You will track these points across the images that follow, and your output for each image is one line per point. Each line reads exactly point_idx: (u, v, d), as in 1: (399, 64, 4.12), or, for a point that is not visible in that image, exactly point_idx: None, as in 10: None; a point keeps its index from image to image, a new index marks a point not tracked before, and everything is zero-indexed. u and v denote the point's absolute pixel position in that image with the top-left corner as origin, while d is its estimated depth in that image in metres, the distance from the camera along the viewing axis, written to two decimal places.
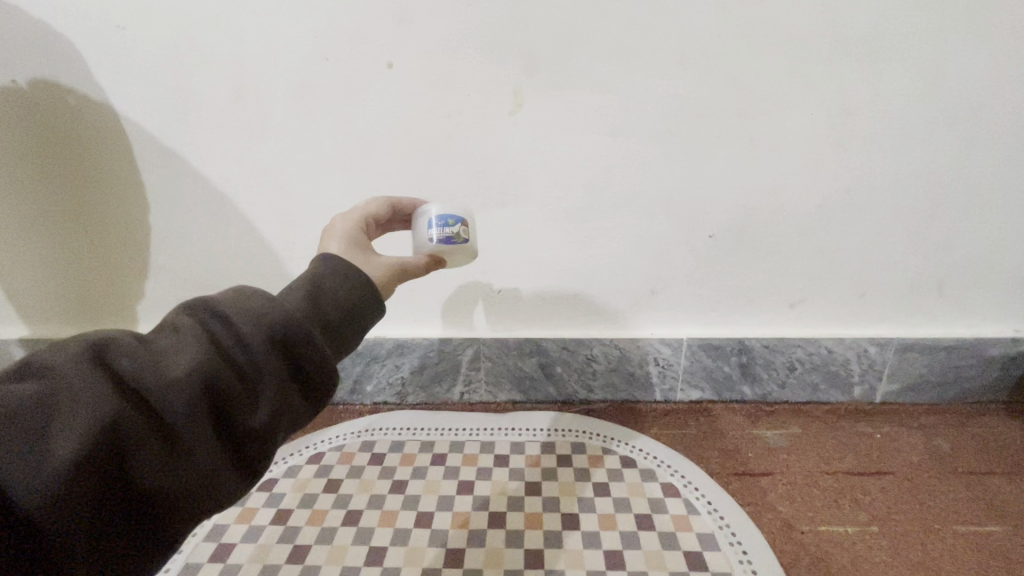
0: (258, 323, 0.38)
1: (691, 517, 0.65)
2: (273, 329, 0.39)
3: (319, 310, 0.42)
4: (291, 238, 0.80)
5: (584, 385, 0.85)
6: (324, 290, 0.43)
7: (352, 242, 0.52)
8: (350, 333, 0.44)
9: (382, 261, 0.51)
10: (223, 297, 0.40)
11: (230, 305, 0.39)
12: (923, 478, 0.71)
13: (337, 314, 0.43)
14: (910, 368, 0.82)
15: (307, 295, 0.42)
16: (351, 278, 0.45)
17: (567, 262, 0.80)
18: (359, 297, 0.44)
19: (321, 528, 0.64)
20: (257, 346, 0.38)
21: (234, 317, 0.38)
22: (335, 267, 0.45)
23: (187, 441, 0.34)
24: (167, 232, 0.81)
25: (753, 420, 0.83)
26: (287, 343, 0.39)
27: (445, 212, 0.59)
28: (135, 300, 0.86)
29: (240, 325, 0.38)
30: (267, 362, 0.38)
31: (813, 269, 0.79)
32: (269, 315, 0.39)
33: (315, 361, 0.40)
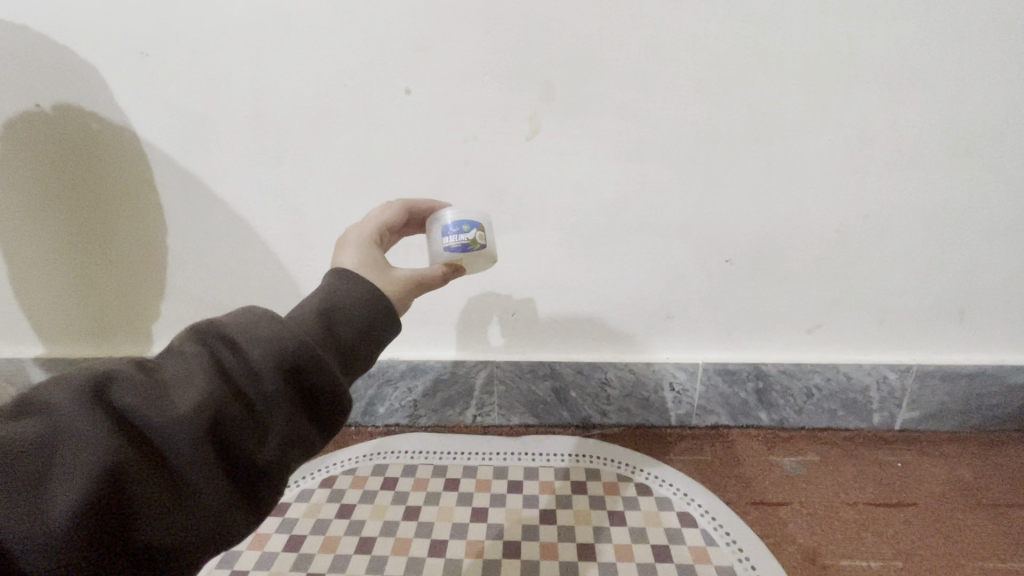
0: (268, 351, 0.39)
1: (709, 548, 0.64)
2: (284, 354, 0.39)
3: (331, 335, 0.43)
4: (307, 260, 0.81)
5: (598, 409, 0.85)
6: (336, 314, 0.44)
7: (369, 260, 0.52)
8: (360, 355, 0.44)
9: (398, 274, 0.52)
10: (231, 324, 0.40)
11: (238, 333, 0.39)
12: (947, 510, 0.70)
13: (348, 339, 0.43)
14: (930, 395, 0.81)
15: (319, 319, 0.43)
16: (363, 301, 0.45)
17: (582, 286, 0.80)
18: (371, 319, 0.45)
19: (335, 555, 0.64)
20: (267, 375, 0.38)
21: (243, 344, 0.39)
22: (351, 292, 0.46)
23: (195, 473, 0.34)
24: (184, 254, 0.82)
25: (770, 447, 0.81)
26: (298, 371, 0.39)
27: (461, 218, 0.59)
28: (151, 320, 0.87)
29: (251, 353, 0.39)
30: (276, 391, 0.38)
31: (830, 294, 0.78)
32: (280, 342, 0.39)
33: (325, 388, 0.40)
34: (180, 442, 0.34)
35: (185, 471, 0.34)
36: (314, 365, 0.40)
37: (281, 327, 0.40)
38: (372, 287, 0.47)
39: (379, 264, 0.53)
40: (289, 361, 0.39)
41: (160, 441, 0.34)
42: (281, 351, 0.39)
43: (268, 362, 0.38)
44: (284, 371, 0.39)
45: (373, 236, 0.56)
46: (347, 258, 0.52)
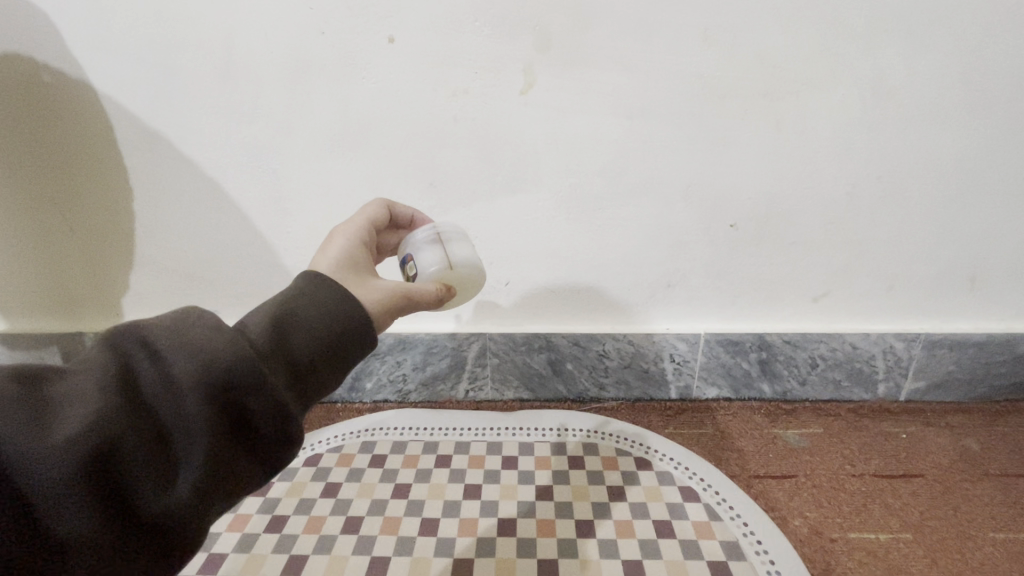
0: (192, 367, 0.35)
1: (713, 523, 0.61)
2: (215, 370, 0.35)
3: (282, 348, 0.40)
4: (286, 227, 0.76)
5: (595, 383, 0.81)
6: (293, 322, 0.41)
7: (350, 265, 0.49)
8: (319, 372, 0.41)
9: (383, 287, 0.47)
10: (157, 331, 0.36)
11: (162, 342, 0.36)
12: (955, 482, 0.68)
13: (303, 353, 0.40)
14: (937, 365, 0.78)
15: (272, 328, 0.40)
16: (329, 309, 0.42)
17: (581, 253, 0.75)
18: (334, 330, 0.42)
19: (320, 536, 0.60)
20: (187, 394, 0.35)
21: (164, 357, 0.35)
22: (317, 295, 0.43)
23: (78, 510, 0.31)
24: (153, 222, 0.76)
25: (772, 420, 0.79)
26: (228, 391, 0.36)
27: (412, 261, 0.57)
28: (120, 292, 0.81)
29: (172, 367, 0.35)
30: (197, 415, 0.35)
31: (839, 260, 0.74)
32: (210, 355, 0.36)
33: (262, 411, 0.37)
34: (58, 478, 0.30)
35: (64, 512, 0.30)
36: (249, 384, 0.36)
37: (215, 337, 0.37)
38: (344, 293, 0.44)
39: (361, 271, 0.49)
40: (219, 379, 0.35)
41: (37, 474, 0.30)
42: (210, 366, 0.35)
43: (189, 379, 0.35)
44: (210, 391, 0.35)
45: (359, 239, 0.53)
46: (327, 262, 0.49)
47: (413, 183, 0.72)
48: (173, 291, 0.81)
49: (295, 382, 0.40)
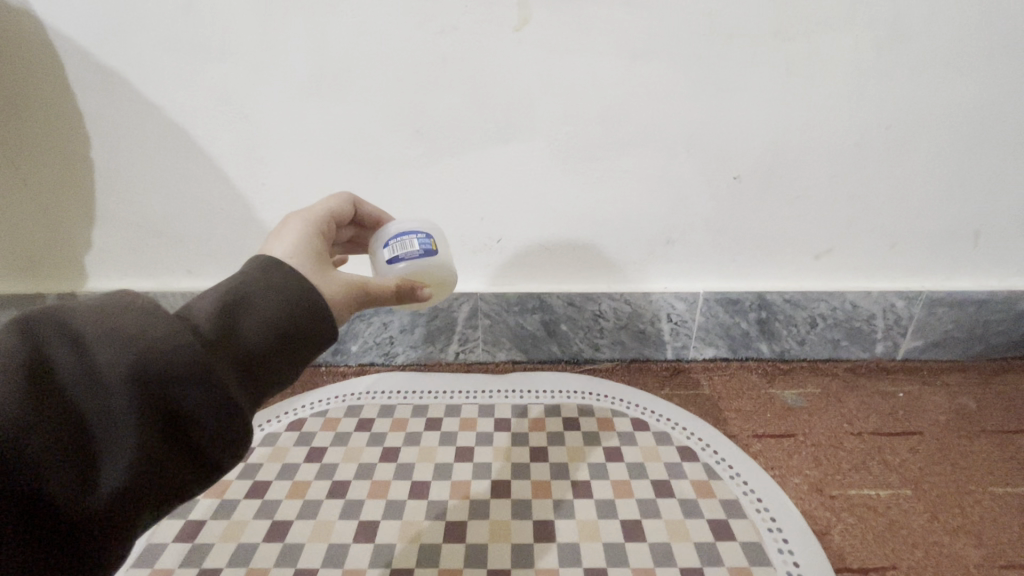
0: (121, 357, 0.32)
1: (713, 483, 0.59)
2: (148, 361, 0.32)
3: (230, 338, 0.37)
4: (259, 179, 0.70)
5: (590, 343, 0.79)
6: (243, 309, 0.38)
7: (309, 252, 0.45)
8: (270, 365, 0.38)
9: (344, 277, 0.44)
10: (83, 317, 0.33)
11: (89, 330, 0.32)
12: (953, 438, 0.67)
13: (253, 343, 0.37)
14: (936, 323, 0.77)
15: (218, 316, 0.37)
16: (281, 294, 0.39)
17: (577, 207, 0.71)
18: (289, 318, 0.39)
19: (304, 501, 0.58)
20: (115, 386, 0.31)
21: (90, 345, 0.32)
22: (268, 280, 0.40)
23: None
24: (114, 173, 0.70)
25: (769, 379, 0.77)
26: (164, 384, 0.33)
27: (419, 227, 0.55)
28: (81, 251, 0.75)
29: (98, 357, 0.32)
30: (126, 410, 0.31)
31: (843, 215, 0.72)
32: (143, 345, 0.33)
33: (202, 407, 0.33)
34: None
35: None
36: (188, 377, 0.33)
37: (152, 326, 0.34)
38: (299, 281, 0.40)
39: (321, 260, 0.45)
40: (153, 371, 0.32)
41: None
42: (144, 357, 0.32)
43: (119, 371, 0.32)
44: (142, 384, 0.32)
45: (317, 226, 0.48)
46: (281, 246, 0.44)
47: (398, 131, 0.67)
48: (138, 249, 0.75)
49: (245, 376, 0.36)
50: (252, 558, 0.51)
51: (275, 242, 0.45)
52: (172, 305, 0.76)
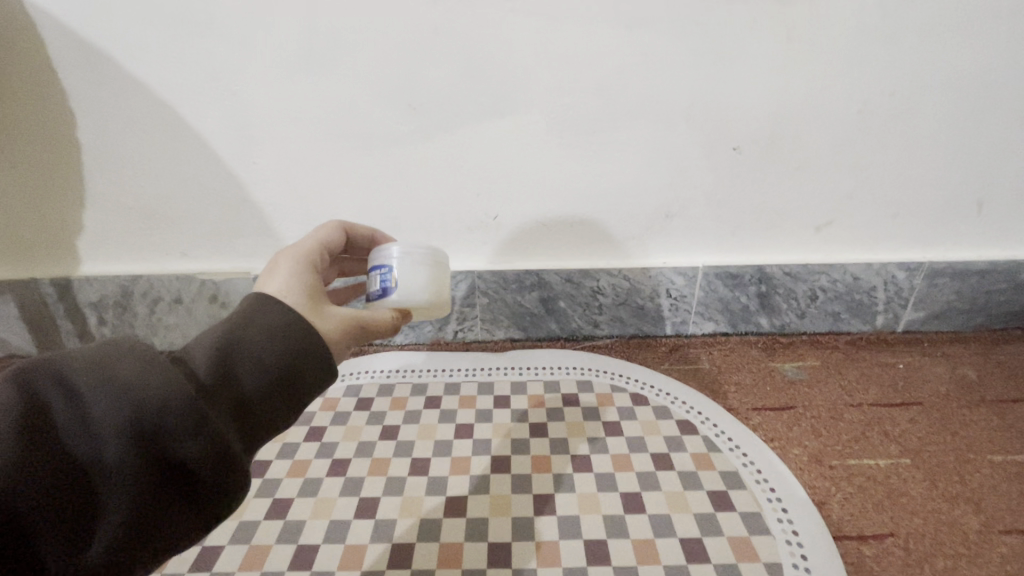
0: (117, 409, 0.31)
1: (712, 455, 0.59)
2: (146, 412, 0.32)
3: (227, 383, 0.36)
4: (250, 157, 0.68)
5: (589, 321, 0.78)
6: (239, 352, 0.38)
7: (303, 288, 0.44)
8: (267, 409, 0.37)
9: (340, 315, 0.44)
10: (78, 366, 0.33)
11: (84, 380, 0.32)
12: (953, 408, 0.67)
13: (250, 388, 0.37)
14: (937, 294, 0.77)
15: (215, 361, 0.36)
16: (279, 337, 0.39)
17: (574, 182, 0.70)
18: (287, 361, 0.38)
19: (304, 479, 0.58)
20: (110, 439, 0.31)
21: (85, 396, 0.32)
22: (265, 321, 0.39)
23: None
24: (103, 153, 0.69)
25: (769, 353, 0.77)
26: (159, 435, 0.32)
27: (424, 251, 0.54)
28: (73, 235, 0.74)
29: (94, 409, 0.31)
30: (122, 464, 0.31)
31: (845, 185, 0.71)
32: (138, 396, 0.32)
33: (198, 458, 0.33)
34: None
35: None
36: (183, 427, 0.32)
37: (148, 375, 0.33)
38: (297, 321, 0.40)
39: (315, 296, 0.45)
40: (148, 422, 0.32)
41: None
42: (139, 408, 0.32)
43: (114, 423, 0.31)
44: (137, 438, 0.31)
45: (308, 259, 0.47)
46: (275, 283, 0.44)
47: (390, 106, 0.65)
48: (130, 232, 0.74)
49: (241, 423, 0.36)
50: (254, 535, 0.51)
51: (267, 279, 0.44)
52: (168, 288, 0.76)
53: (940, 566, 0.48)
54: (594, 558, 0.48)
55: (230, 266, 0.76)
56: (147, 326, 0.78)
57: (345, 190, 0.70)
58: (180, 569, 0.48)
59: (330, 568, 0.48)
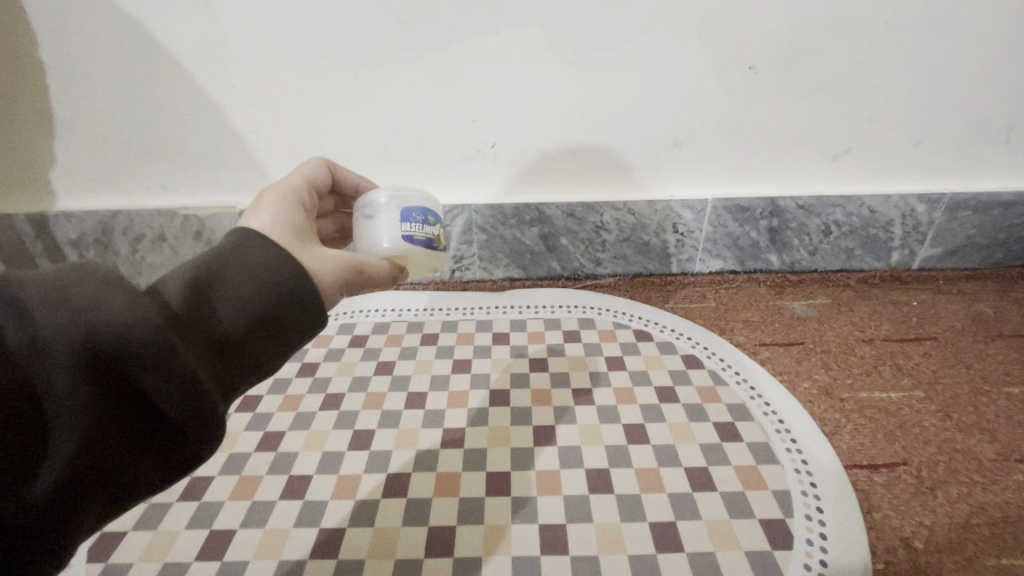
0: (73, 333, 0.26)
1: (718, 388, 0.57)
2: (110, 340, 0.26)
3: (204, 316, 0.31)
4: (228, 80, 0.63)
5: (591, 259, 0.75)
6: (218, 284, 0.33)
7: (291, 227, 0.39)
8: (247, 352, 0.33)
9: (334, 257, 0.39)
10: (27, 280, 0.26)
11: (35, 297, 0.26)
12: (968, 342, 0.64)
13: (230, 325, 0.32)
14: (957, 229, 0.73)
15: (189, 291, 0.31)
16: (264, 275, 0.34)
17: (576, 106, 0.65)
18: (272, 298, 0.34)
19: (296, 413, 0.56)
20: (63, 367, 0.25)
21: (34, 313, 0.26)
22: (247, 258, 0.34)
23: None
24: (68, 75, 0.63)
25: (778, 291, 0.74)
26: (124, 368, 0.27)
27: (426, 206, 0.49)
28: (45, 168, 0.69)
29: (43, 330, 0.25)
30: (76, 397, 0.25)
31: (867, 109, 0.66)
32: (98, 321, 0.26)
33: (168, 398, 0.28)
34: None
35: None
36: (152, 363, 0.27)
37: (113, 298, 0.28)
38: (285, 258, 0.35)
39: (305, 237, 0.40)
40: (111, 352, 0.27)
41: None
42: (100, 334, 0.26)
43: (69, 349, 0.25)
44: (98, 369, 0.26)
45: (295, 194, 0.43)
46: (258, 215, 0.39)
47: (377, 19, 0.60)
48: (105, 164, 0.69)
49: (218, 364, 0.31)
50: (245, 466, 0.50)
51: (252, 216, 0.39)
52: (150, 225, 0.72)
53: (953, 493, 0.46)
54: (596, 487, 0.47)
55: (214, 200, 0.72)
56: (130, 266, 0.75)
57: (332, 116, 0.66)
58: (169, 499, 0.47)
59: (323, 498, 0.46)
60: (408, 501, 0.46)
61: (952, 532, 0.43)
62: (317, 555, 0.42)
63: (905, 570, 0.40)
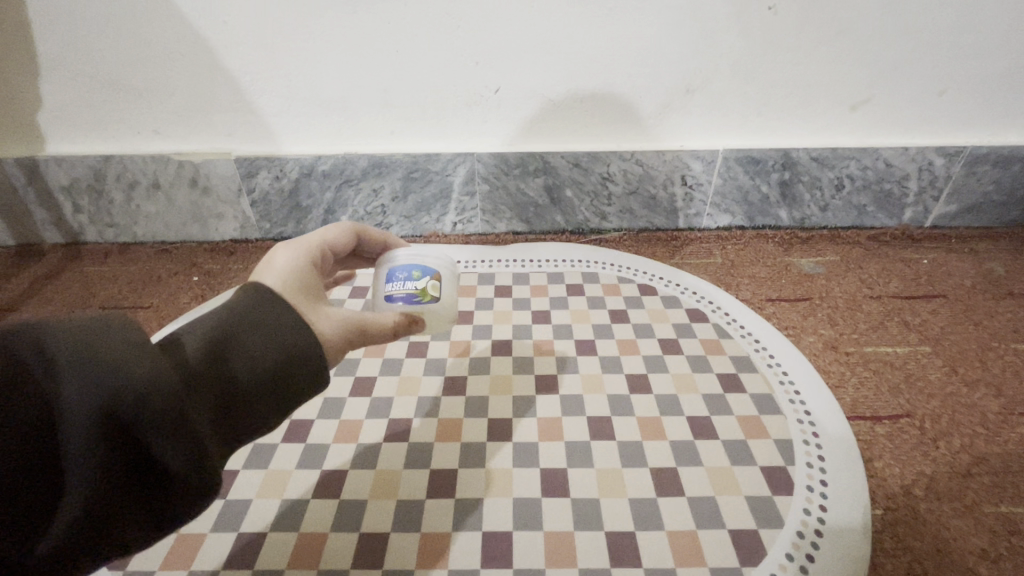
0: (93, 396, 0.24)
1: (723, 341, 0.57)
2: (127, 406, 0.25)
3: (220, 374, 0.29)
4: (218, 15, 0.60)
5: (596, 212, 0.74)
6: (239, 340, 0.30)
7: (301, 284, 0.36)
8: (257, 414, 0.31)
9: (340, 317, 0.37)
10: (59, 333, 0.25)
11: (64, 354, 0.24)
12: (978, 299, 0.63)
13: (246, 386, 0.30)
14: (974, 185, 0.71)
15: (208, 348, 0.29)
16: (281, 338, 0.32)
17: (585, 48, 0.62)
18: (289, 363, 0.31)
19: None
20: (80, 430, 0.24)
21: (59, 369, 0.24)
22: (267, 317, 0.32)
23: None
24: (51, 8, 0.60)
25: (786, 248, 0.72)
26: (138, 438, 0.25)
27: (413, 261, 0.45)
28: (33, 110, 0.67)
29: (64, 388, 0.24)
30: (86, 463, 0.24)
31: (891, 56, 0.63)
32: (117, 383, 0.25)
33: (176, 471, 0.26)
34: None
35: None
36: (166, 433, 0.25)
37: (138, 357, 0.26)
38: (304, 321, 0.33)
39: (314, 293, 0.37)
40: (126, 417, 0.25)
41: None
42: (117, 397, 0.24)
43: (89, 413, 0.24)
44: (113, 434, 0.25)
45: (311, 258, 0.39)
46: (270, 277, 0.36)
47: None
48: (95, 106, 0.67)
49: (228, 426, 0.30)
50: None
51: (263, 272, 0.36)
52: (143, 171, 0.70)
53: (955, 443, 0.46)
54: (598, 433, 0.47)
55: (209, 147, 0.70)
56: (126, 214, 0.73)
57: (329, 56, 0.63)
58: None
59: (325, 442, 0.47)
60: (410, 445, 0.46)
61: (952, 481, 0.43)
62: (321, 494, 0.42)
63: (904, 516, 0.41)
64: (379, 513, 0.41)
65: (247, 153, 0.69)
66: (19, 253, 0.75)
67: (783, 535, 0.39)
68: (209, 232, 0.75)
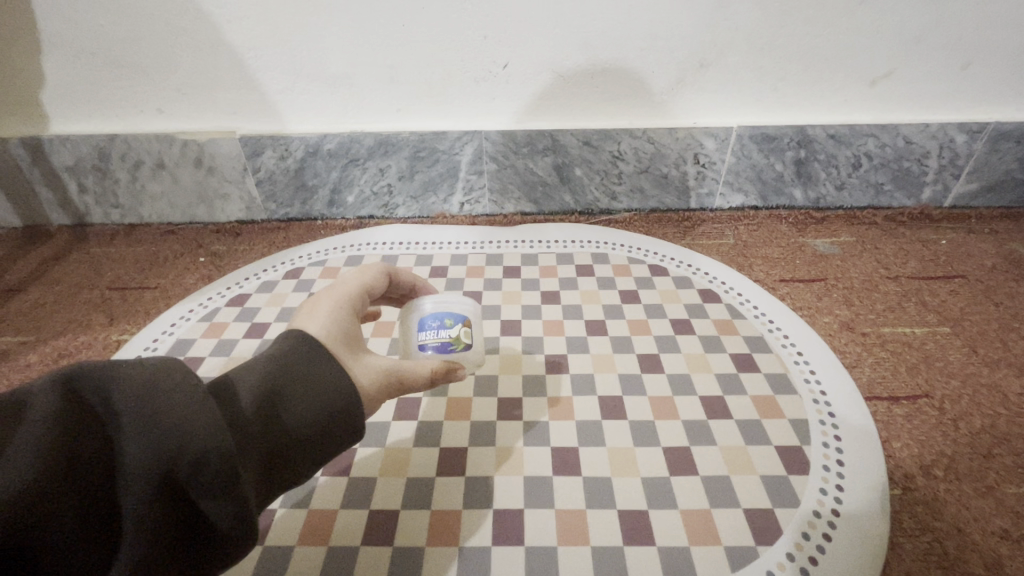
0: (156, 449, 0.24)
1: (736, 321, 0.56)
2: (184, 460, 0.24)
3: (270, 427, 0.29)
4: None
5: (606, 192, 0.72)
6: (287, 390, 0.30)
7: (343, 335, 0.35)
8: (299, 459, 0.30)
9: (379, 368, 0.36)
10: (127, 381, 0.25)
11: (132, 405, 0.24)
12: (999, 281, 0.62)
13: (292, 433, 0.29)
14: (996, 162, 0.69)
15: (260, 400, 0.29)
16: (324, 384, 0.31)
17: (595, 20, 0.60)
18: (332, 411, 0.31)
19: None
20: (139, 484, 0.23)
21: (126, 421, 0.24)
22: (311, 362, 0.31)
23: None
24: None
25: (800, 229, 0.71)
26: (191, 492, 0.24)
27: (441, 307, 0.43)
28: (37, 87, 0.66)
29: (125, 443, 0.24)
30: (139, 523, 0.23)
31: (914, 27, 0.61)
32: (177, 437, 0.24)
33: (223, 531, 0.25)
34: None
35: None
36: (217, 489, 0.25)
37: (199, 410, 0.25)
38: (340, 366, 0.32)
39: (355, 343, 0.36)
40: (181, 475, 0.24)
41: None
42: (173, 457, 0.24)
43: (150, 465, 0.23)
44: (170, 488, 0.24)
45: (352, 305, 0.38)
46: (312, 325, 0.35)
47: None
48: (98, 84, 0.66)
49: (271, 480, 0.29)
50: None
51: (306, 319, 0.35)
52: (149, 151, 0.69)
53: (976, 424, 0.45)
54: (610, 413, 0.46)
55: (214, 126, 0.69)
56: (133, 195, 0.73)
57: (333, 30, 0.61)
58: None
59: None
60: (419, 424, 0.45)
61: (973, 461, 0.42)
62: (330, 472, 0.42)
63: (923, 496, 0.40)
64: (389, 491, 0.40)
65: (252, 132, 0.68)
66: (25, 234, 0.74)
67: (799, 515, 0.38)
68: (215, 214, 0.74)
